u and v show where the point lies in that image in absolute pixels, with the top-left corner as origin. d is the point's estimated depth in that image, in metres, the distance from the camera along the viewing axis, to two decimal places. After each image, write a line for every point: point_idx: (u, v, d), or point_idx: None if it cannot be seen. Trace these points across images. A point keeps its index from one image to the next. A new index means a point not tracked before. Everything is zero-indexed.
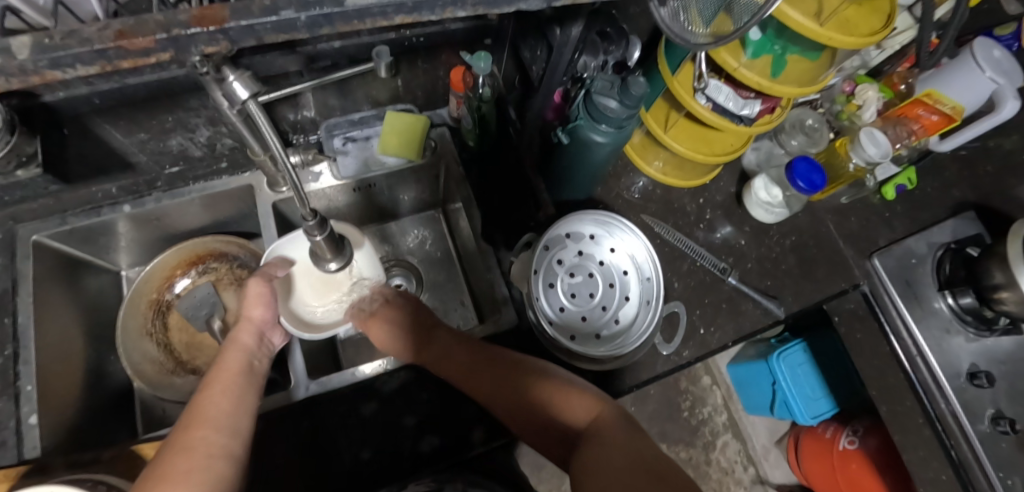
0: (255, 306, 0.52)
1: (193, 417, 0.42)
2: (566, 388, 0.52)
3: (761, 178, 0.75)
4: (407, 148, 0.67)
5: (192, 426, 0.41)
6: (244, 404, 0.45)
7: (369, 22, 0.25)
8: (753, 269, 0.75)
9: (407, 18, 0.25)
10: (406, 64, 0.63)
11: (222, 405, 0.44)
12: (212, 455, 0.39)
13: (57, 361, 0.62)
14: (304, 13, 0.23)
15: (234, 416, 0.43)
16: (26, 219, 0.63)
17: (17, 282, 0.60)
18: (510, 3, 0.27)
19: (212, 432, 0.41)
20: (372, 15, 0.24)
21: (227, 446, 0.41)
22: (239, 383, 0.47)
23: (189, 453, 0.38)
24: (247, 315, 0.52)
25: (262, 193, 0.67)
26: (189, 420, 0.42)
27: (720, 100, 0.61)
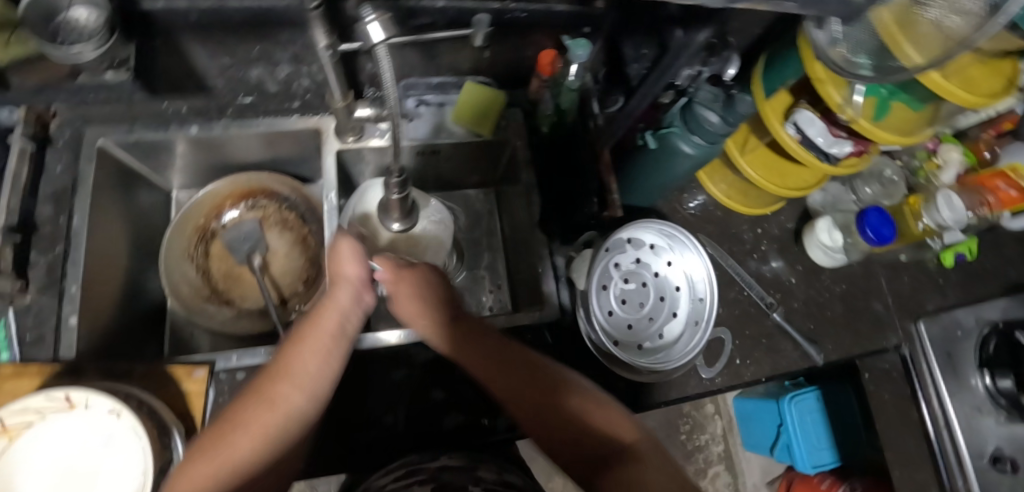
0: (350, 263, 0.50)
1: (281, 369, 0.45)
2: (601, 403, 0.50)
3: (825, 220, 0.73)
4: (481, 123, 0.66)
5: (278, 377, 0.45)
6: (326, 368, 0.46)
7: None
8: (799, 309, 0.73)
9: None
10: (499, 38, 0.61)
11: (309, 365, 0.46)
12: (272, 425, 0.42)
13: (102, 268, 0.62)
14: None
15: (307, 390, 0.45)
16: (95, 121, 0.63)
17: (78, 183, 0.61)
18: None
19: (294, 394, 0.44)
20: None
21: (304, 409, 0.44)
22: (329, 345, 0.47)
23: (268, 409, 0.43)
24: (344, 272, 0.50)
25: (328, 140, 0.66)
26: (276, 371, 0.45)
27: (810, 133, 0.59)
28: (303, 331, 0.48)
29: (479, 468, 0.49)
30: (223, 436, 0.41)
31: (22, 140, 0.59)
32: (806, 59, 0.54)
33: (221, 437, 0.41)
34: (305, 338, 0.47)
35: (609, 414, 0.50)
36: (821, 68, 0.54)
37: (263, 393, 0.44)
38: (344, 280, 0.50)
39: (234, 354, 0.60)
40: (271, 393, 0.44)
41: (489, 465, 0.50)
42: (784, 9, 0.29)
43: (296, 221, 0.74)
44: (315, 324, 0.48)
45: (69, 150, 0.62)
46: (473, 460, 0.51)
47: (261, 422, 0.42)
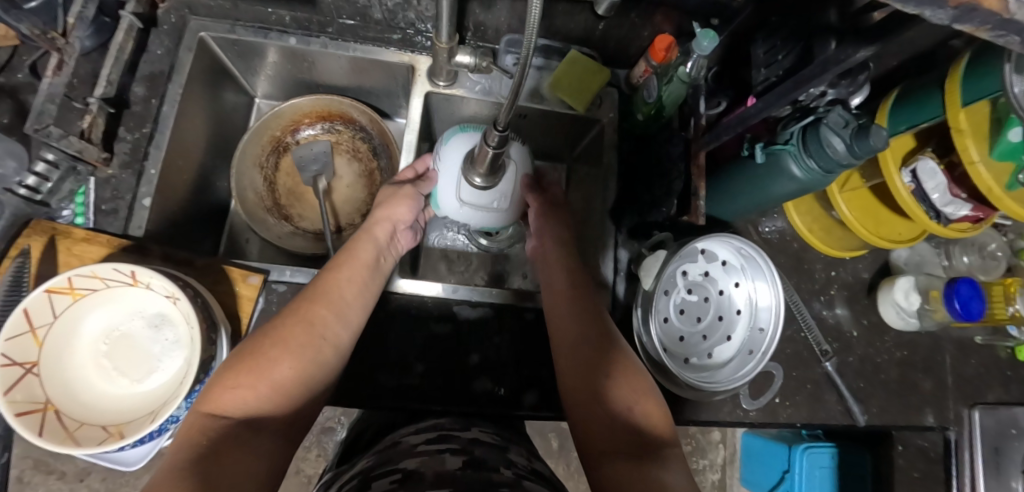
0: (397, 206, 0.58)
1: (318, 294, 0.50)
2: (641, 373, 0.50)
3: (907, 280, 0.68)
4: (577, 97, 0.64)
5: (317, 301, 0.49)
6: (361, 299, 0.52)
7: None
8: (852, 364, 0.69)
9: None
10: (620, 11, 0.58)
11: (347, 292, 0.51)
12: (312, 344, 0.46)
13: (181, 158, 0.64)
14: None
15: (336, 307, 0.49)
16: (200, 15, 0.63)
17: (175, 71, 0.61)
18: (915, 7, 0.22)
19: (326, 313, 0.49)
20: None
21: (339, 332, 0.49)
22: (366, 275, 0.53)
23: (305, 327, 0.47)
24: (387, 211, 0.58)
25: (420, 79, 0.65)
26: (315, 292, 0.49)
27: (927, 186, 0.55)
28: (337, 262, 0.53)
29: (511, 452, 0.47)
30: (271, 340, 0.46)
31: (131, 16, 0.59)
32: (950, 106, 0.49)
33: (271, 344, 0.45)
34: (344, 267, 0.53)
35: (647, 395, 0.49)
36: (965, 119, 0.49)
37: (303, 317, 0.48)
38: (386, 218, 0.57)
39: (289, 269, 0.60)
40: (306, 314, 0.48)
41: (520, 451, 0.49)
42: (1006, 41, 0.24)
43: (367, 153, 0.75)
44: (351, 258, 0.53)
45: (173, 37, 0.62)
46: (506, 443, 0.50)
47: (302, 335, 0.46)
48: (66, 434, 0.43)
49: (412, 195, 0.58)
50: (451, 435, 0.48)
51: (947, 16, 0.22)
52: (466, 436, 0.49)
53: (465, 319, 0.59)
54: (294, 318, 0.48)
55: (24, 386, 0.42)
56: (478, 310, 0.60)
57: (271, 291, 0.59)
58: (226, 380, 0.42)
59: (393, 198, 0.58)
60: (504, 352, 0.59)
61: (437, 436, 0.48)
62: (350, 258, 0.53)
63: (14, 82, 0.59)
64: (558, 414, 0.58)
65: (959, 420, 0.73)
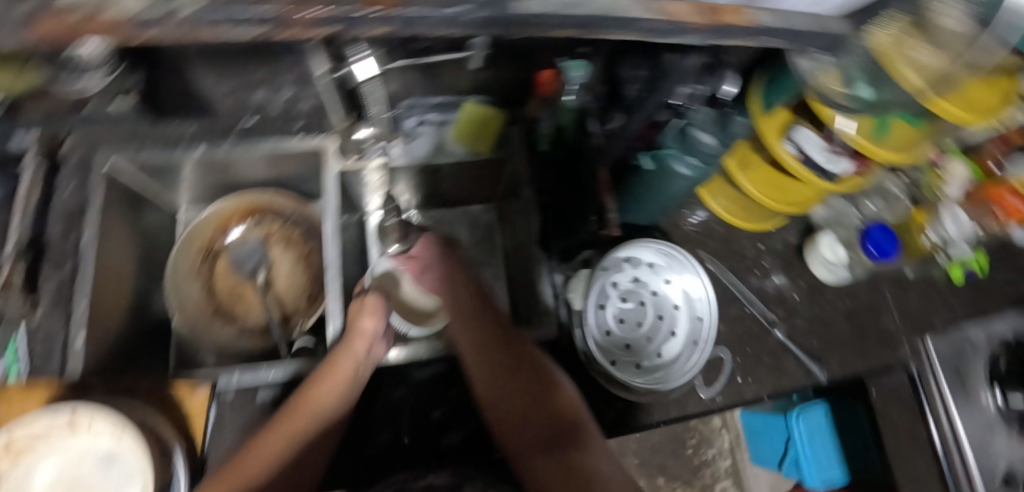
0: (365, 318, 0.57)
1: (296, 405, 0.48)
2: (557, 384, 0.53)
3: (828, 236, 0.72)
4: (481, 143, 0.69)
5: (298, 412, 0.48)
6: (339, 406, 0.50)
7: None
8: (802, 326, 0.72)
9: None
10: (497, 58, 0.61)
11: (327, 399, 0.50)
12: (283, 452, 0.46)
13: (111, 287, 0.64)
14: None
15: (315, 419, 0.48)
16: (106, 138, 0.63)
17: (88, 204, 0.62)
18: (670, 35, 0.25)
19: (304, 424, 0.47)
20: None
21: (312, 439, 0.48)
22: (346, 384, 0.51)
23: (284, 439, 0.46)
24: (361, 326, 0.56)
25: (330, 159, 0.67)
26: (296, 403, 0.48)
27: (809, 151, 0.59)
28: (316, 373, 0.51)
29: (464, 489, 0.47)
30: (240, 462, 0.44)
31: (32, 164, 0.60)
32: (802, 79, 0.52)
33: (243, 457, 0.45)
34: (324, 376, 0.51)
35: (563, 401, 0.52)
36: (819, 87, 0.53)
37: (281, 427, 0.47)
38: (362, 333, 0.56)
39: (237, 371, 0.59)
40: (287, 424, 0.47)
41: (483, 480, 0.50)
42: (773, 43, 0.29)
43: (299, 237, 0.76)
44: (334, 369, 0.51)
45: (79, 173, 0.63)
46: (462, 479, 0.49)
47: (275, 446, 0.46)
48: None
49: (378, 308, 0.60)
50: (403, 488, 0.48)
51: (704, 36, 0.26)
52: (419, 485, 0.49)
53: (420, 379, 0.60)
54: (273, 427, 0.47)
55: None
56: (432, 367, 0.60)
57: (223, 398, 0.59)
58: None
59: (362, 312, 0.58)
60: (464, 402, 0.59)
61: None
62: (331, 368, 0.51)
63: None
64: None
65: (917, 353, 0.74)
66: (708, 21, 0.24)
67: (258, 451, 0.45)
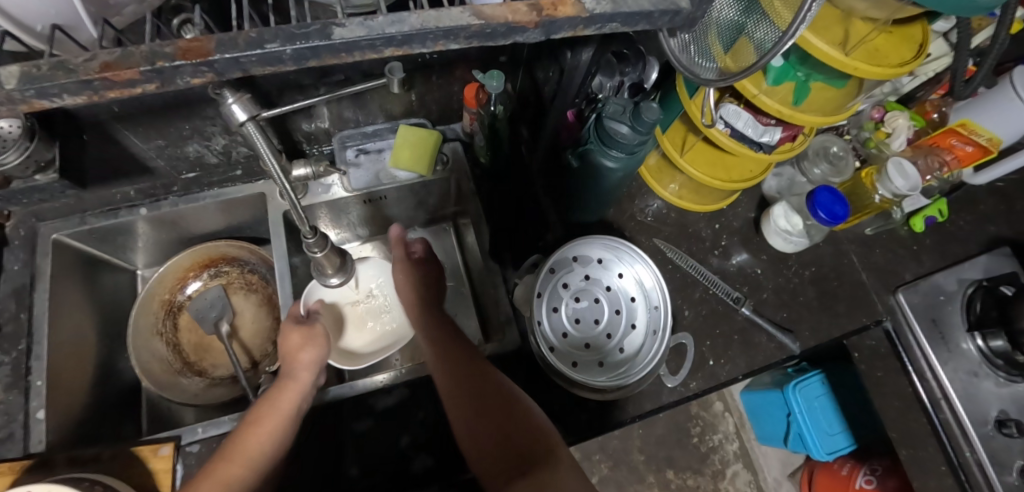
0: (309, 349, 0.57)
1: (233, 452, 0.49)
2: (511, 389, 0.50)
3: (781, 206, 0.72)
4: (419, 164, 0.66)
5: (233, 460, 0.48)
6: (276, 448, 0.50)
7: (359, 55, 0.24)
8: (769, 300, 0.72)
9: (397, 50, 0.24)
10: (420, 79, 0.62)
11: (263, 443, 0.49)
12: None
13: (70, 357, 0.64)
14: (289, 47, 0.22)
15: (250, 465, 0.48)
16: (48, 218, 0.65)
17: (36, 279, 0.62)
18: (506, 37, 0.26)
19: (237, 471, 0.47)
20: (360, 48, 0.23)
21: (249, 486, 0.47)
22: (282, 424, 0.51)
23: (219, 490, 0.46)
24: (298, 358, 0.57)
25: (274, 201, 0.68)
26: (231, 451, 0.48)
27: (738, 126, 0.59)
28: (256, 413, 0.52)
29: None
30: None
31: None
32: None
33: None
34: (260, 419, 0.51)
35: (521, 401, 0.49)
36: None
37: (215, 478, 0.47)
38: (301, 363, 0.56)
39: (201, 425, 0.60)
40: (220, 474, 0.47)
41: None
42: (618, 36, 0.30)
43: (259, 282, 0.77)
44: (271, 408, 0.52)
45: (25, 249, 0.64)
46: None
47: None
48: None
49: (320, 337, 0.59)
50: None
51: (541, 33, 0.26)
52: None
53: (385, 407, 0.60)
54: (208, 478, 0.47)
55: None
56: (396, 393, 0.61)
57: (189, 454, 0.58)
58: None
59: (307, 340, 0.58)
60: (431, 425, 0.59)
61: None
62: (266, 407, 0.52)
63: None
64: None
65: (891, 310, 0.74)
66: (536, 20, 0.25)
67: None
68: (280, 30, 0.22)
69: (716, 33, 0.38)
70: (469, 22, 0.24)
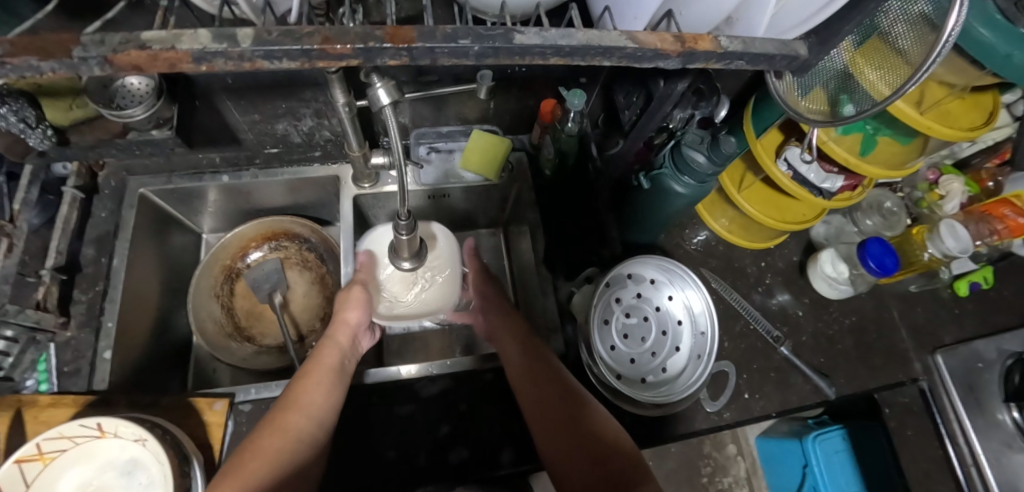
0: (351, 310, 0.62)
1: (288, 402, 0.54)
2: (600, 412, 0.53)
3: (828, 252, 0.73)
4: (488, 168, 0.70)
5: (288, 409, 0.53)
6: (327, 398, 0.55)
7: (528, 59, 0.27)
8: (808, 343, 0.72)
9: (559, 60, 0.27)
10: (501, 89, 0.67)
11: (315, 396, 0.54)
12: (285, 448, 0.50)
13: (138, 305, 0.67)
14: (478, 44, 0.25)
15: (307, 414, 0.53)
16: (138, 173, 0.69)
17: (120, 228, 0.67)
18: (648, 60, 0.29)
19: (297, 419, 0.52)
20: (532, 54, 0.26)
21: (308, 434, 0.52)
22: (332, 377, 0.57)
23: (281, 436, 0.51)
24: (345, 317, 0.62)
25: (346, 185, 0.71)
26: (286, 402, 0.54)
27: (802, 170, 0.60)
28: (305, 371, 0.57)
29: None
30: (244, 460, 0.48)
31: (73, 190, 0.65)
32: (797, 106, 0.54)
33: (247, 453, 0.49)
34: (310, 373, 0.57)
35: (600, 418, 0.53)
36: None
37: (277, 425, 0.52)
38: (347, 325, 0.62)
39: (255, 387, 0.62)
40: (281, 421, 0.52)
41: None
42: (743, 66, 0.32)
43: (315, 261, 0.80)
44: (318, 364, 0.58)
45: (113, 199, 0.68)
46: None
47: (277, 440, 0.51)
48: None
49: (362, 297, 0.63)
50: None
51: (679, 62, 0.29)
52: None
53: (427, 395, 0.62)
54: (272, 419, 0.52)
55: None
56: (438, 382, 0.62)
57: (240, 413, 0.60)
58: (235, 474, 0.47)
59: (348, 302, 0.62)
60: (471, 417, 0.61)
61: None
62: (315, 362, 0.58)
63: None
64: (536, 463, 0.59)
65: (929, 370, 0.73)
66: (680, 50, 0.28)
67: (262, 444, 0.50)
68: (472, 30, 0.25)
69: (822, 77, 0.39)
70: (626, 44, 0.27)
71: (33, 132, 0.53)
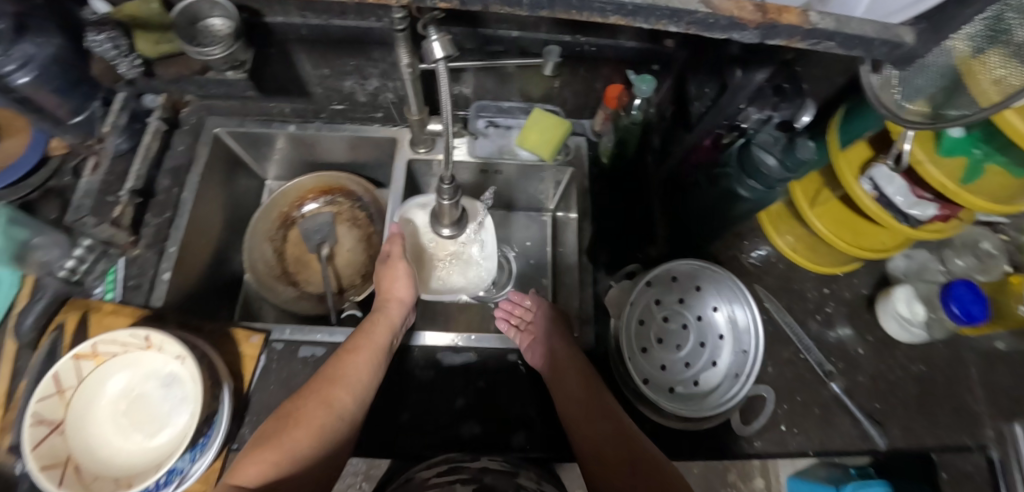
0: (398, 286, 0.62)
1: (333, 375, 0.54)
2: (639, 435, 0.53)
3: (904, 289, 0.65)
4: (544, 147, 0.67)
5: (333, 384, 0.53)
6: (371, 375, 0.55)
7: (586, 15, 0.25)
8: (864, 384, 0.65)
9: (620, 20, 0.25)
10: (568, 69, 0.65)
11: (361, 372, 0.54)
12: (326, 421, 0.51)
13: (201, 235, 0.72)
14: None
15: (353, 390, 0.53)
16: (216, 113, 0.73)
17: (193, 162, 0.71)
18: (722, 31, 0.26)
19: (341, 395, 0.52)
20: (591, 9, 0.24)
21: (351, 411, 0.52)
22: (378, 354, 0.56)
23: (325, 409, 0.51)
24: (394, 293, 0.62)
25: (403, 148, 0.72)
26: (332, 375, 0.54)
27: (888, 191, 0.53)
28: (352, 345, 0.56)
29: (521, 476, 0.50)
30: (286, 430, 0.49)
31: (158, 122, 0.69)
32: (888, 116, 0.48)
33: (290, 423, 0.50)
34: (357, 348, 0.56)
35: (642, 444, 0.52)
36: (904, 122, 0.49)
37: (320, 397, 0.52)
38: (396, 298, 0.62)
39: (290, 328, 0.63)
40: (324, 394, 0.52)
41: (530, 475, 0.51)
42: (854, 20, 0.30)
43: (365, 220, 0.82)
44: (367, 340, 0.57)
45: (191, 135, 0.73)
46: (517, 468, 0.52)
47: (318, 413, 0.51)
48: (81, 485, 0.46)
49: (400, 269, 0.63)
50: (462, 466, 0.51)
51: (755, 35, 0.26)
52: (476, 466, 0.51)
53: (449, 365, 0.62)
54: (315, 391, 0.53)
55: (49, 445, 0.46)
56: (462, 355, 0.62)
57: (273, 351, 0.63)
58: (278, 442, 0.48)
59: (394, 277, 0.62)
60: (489, 396, 0.61)
61: (448, 467, 0.51)
62: (363, 338, 0.57)
63: (63, 184, 0.67)
64: (550, 453, 0.58)
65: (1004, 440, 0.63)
66: (759, 21, 0.24)
67: (302, 415, 0.51)
68: None
69: (932, 73, 0.31)
70: (698, 8, 0.24)
71: (122, 59, 0.58)
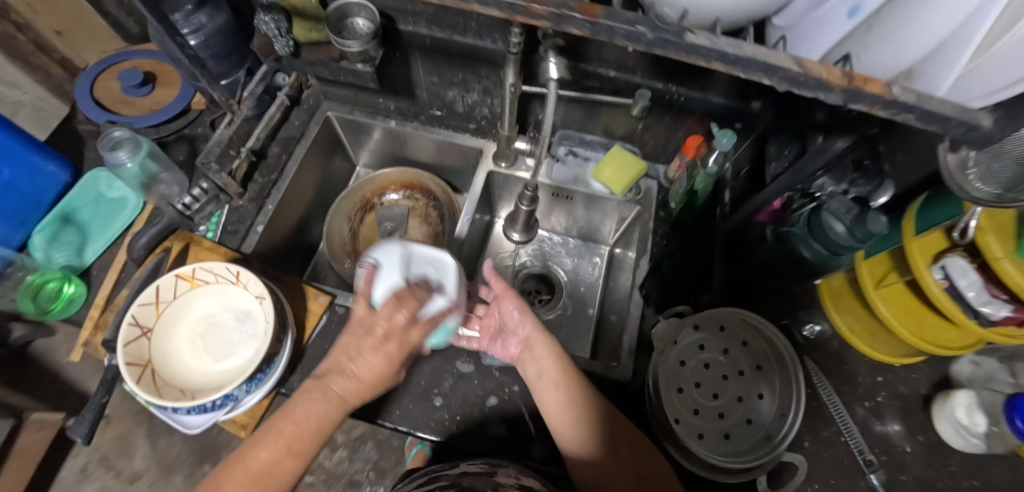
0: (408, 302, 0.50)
1: (333, 372, 0.46)
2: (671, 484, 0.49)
3: (966, 395, 0.61)
4: (618, 182, 0.72)
5: (331, 380, 0.46)
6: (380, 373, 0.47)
7: (692, 58, 0.29)
8: (908, 485, 0.61)
9: (721, 66, 0.29)
10: (655, 114, 0.69)
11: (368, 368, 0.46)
12: (318, 422, 0.45)
13: (293, 201, 0.80)
14: (653, 34, 0.28)
15: (354, 390, 0.46)
16: (331, 98, 0.83)
17: (303, 136, 0.80)
18: (810, 90, 0.30)
19: (340, 392, 0.46)
20: (698, 53, 0.28)
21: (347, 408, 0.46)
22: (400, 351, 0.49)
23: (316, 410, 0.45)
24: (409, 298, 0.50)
25: (486, 160, 0.79)
26: (333, 370, 0.46)
27: (959, 283, 0.52)
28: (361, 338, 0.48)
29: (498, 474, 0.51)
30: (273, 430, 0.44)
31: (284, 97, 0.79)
32: None
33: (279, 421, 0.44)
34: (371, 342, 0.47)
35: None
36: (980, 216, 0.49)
37: (316, 393, 0.46)
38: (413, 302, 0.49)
39: (353, 296, 0.68)
40: (322, 390, 0.46)
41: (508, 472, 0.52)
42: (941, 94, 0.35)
43: (436, 218, 0.88)
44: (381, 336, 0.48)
45: (307, 113, 0.82)
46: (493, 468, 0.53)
47: (307, 413, 0.45)
48: (155, 388, 0.53)
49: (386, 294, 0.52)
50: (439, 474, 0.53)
51: (840, 98, 0.30)
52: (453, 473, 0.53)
53: (489, 365, 0.65)
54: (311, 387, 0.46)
55: (136, 344, 0.54)
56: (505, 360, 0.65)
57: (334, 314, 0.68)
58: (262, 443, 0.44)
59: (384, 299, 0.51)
60: (519, 403, 0.62)
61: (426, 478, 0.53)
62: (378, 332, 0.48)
63: (195, 133, 0.79)
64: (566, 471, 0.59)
65: None
66: (845, 86, 0.28)
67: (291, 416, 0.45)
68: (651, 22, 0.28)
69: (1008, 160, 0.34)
70: (792, 67, 0.28)
71: (280, 39, 0.67)
